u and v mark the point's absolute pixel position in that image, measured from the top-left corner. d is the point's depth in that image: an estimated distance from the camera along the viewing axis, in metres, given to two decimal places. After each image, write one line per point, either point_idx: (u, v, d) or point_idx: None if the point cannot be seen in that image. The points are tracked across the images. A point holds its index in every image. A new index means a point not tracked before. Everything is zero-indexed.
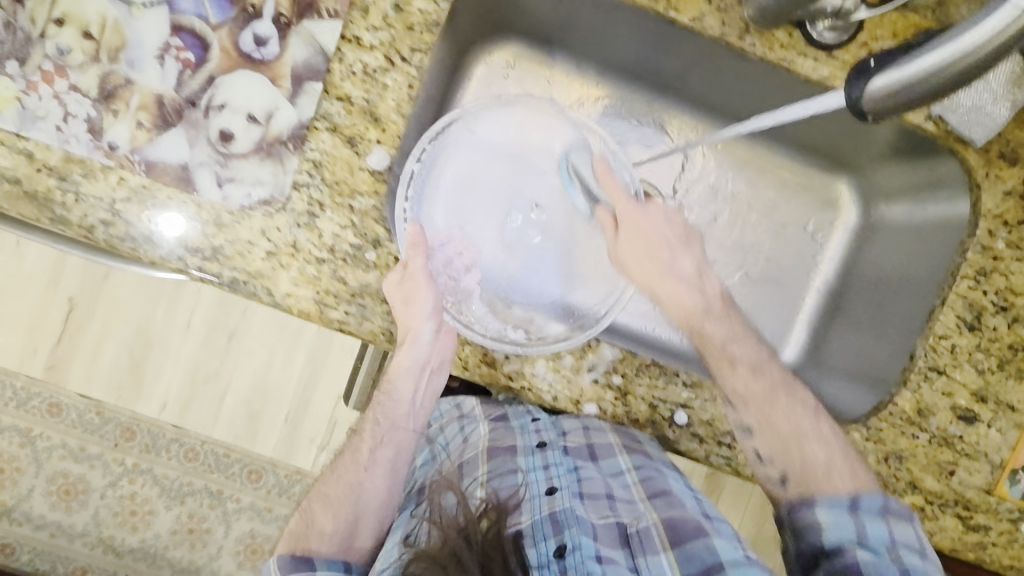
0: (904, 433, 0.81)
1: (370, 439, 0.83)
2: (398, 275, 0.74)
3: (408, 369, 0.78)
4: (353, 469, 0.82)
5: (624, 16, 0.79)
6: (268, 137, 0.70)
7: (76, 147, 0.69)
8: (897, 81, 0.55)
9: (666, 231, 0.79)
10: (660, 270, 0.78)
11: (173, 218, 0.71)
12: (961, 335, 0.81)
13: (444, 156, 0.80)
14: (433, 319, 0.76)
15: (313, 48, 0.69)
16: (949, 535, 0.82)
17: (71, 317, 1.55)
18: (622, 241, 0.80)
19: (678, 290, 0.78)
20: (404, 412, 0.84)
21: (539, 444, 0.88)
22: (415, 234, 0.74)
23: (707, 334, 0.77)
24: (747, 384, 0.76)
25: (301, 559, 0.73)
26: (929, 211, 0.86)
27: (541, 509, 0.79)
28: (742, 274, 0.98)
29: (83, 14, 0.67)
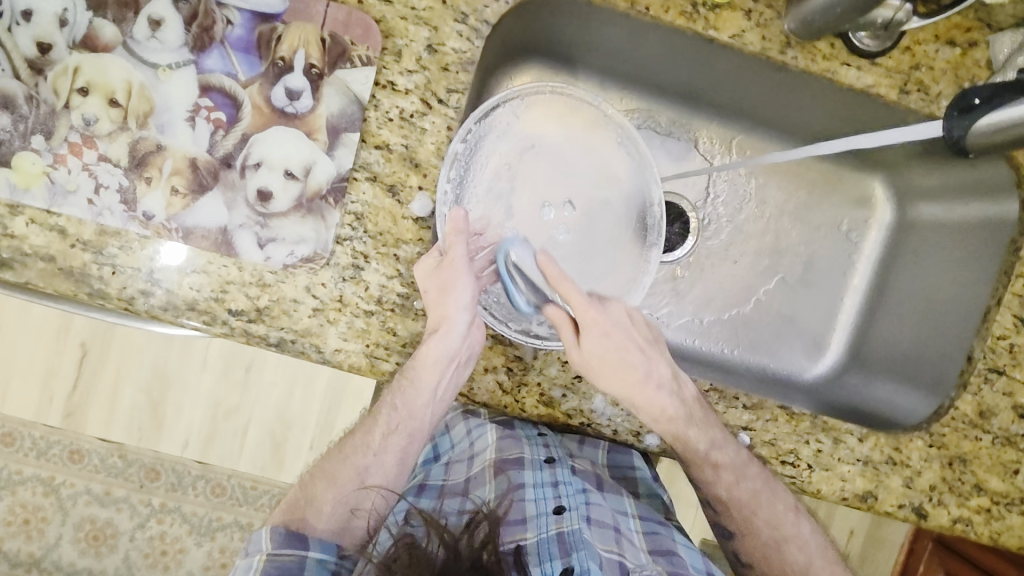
0: (967, 435, 0.81)
1: (383, 425, 0.76)
2: (435, 261, 0.69)
3: (437, 360, 0.69)
4: (361, 451, 0.77)
5: (656, 35, 0.77)
6: (307, 193, 0.68)
7: (109, 220, 0.67)
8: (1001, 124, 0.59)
9: (632, 335, 0.70)
10: (638, 380, 0.69)
11: (173, 247, 0.68)
12: (1019, 334, 0.81)
13: (482, 141, 0.77)
14: (468, 311, 0.70)
15: (347, 97, 0.68)
16: (1016, 533, 0.81)
17: (84, 363, 1.48)
18: (586, 345, 0.67)
19: (647, 385, 0.70)
20: (423, 404, 0.74)
21: (548, 459, 0.84)
22: (457, 219, 0.69)
23: (674, 432, 0.72)
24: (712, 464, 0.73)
25: (294, 535, 0.72)
26: (972, 208, 0.85)
27: (547, 528, 0.75)
28: (781, 278, 0.95)
29: (107, 81, 0.65)
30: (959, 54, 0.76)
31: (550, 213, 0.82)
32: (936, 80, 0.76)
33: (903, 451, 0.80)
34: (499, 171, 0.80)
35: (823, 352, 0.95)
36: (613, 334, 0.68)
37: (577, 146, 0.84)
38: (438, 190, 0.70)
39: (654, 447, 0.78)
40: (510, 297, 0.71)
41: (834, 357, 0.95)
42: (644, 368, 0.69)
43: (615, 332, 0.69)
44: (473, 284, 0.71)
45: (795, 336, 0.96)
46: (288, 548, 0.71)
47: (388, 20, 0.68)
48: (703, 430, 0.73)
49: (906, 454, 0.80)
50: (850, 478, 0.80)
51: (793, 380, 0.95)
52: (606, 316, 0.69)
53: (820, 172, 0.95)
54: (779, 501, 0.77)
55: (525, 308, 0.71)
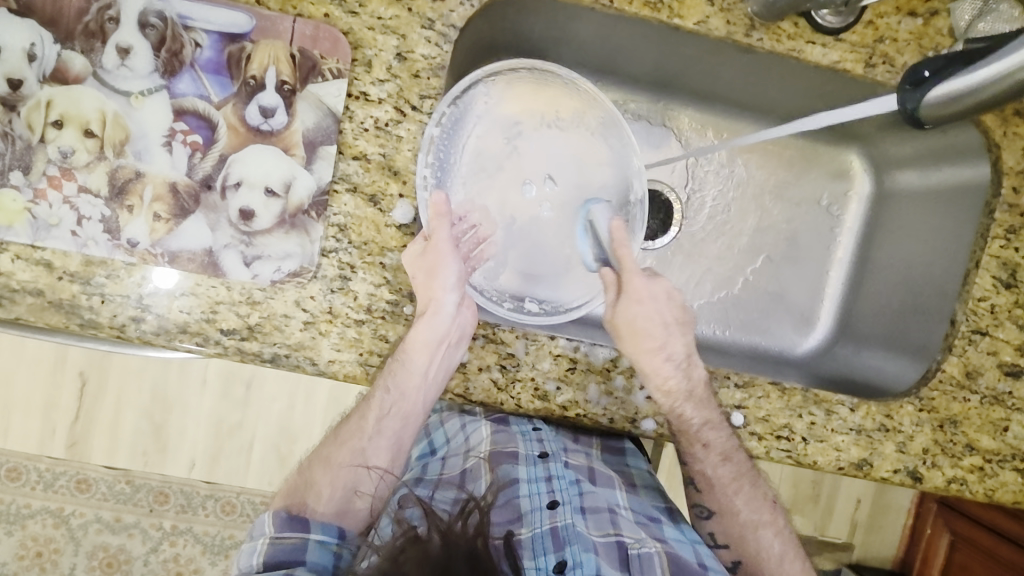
0: (956, 397, 0.82)
1: (378, 408, 0.74)
2: (420, 248, 0.70)
3: (425, 342, 0.69)
4: (357, 435, 0.76)
5: (623, 26, 0.78)
6: (289, 209, 0.69)
7: (95, 250, 0.67)
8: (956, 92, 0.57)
9: (663, 310, 0.76)
10: (659, 345, 0.75)
11: (160, 271, 0.68)
12: (999, 295, 0.82)
13: (461, 118, 0.76)
14: (456, 292, 0.72)
15: (321, 111, 0.68)
16: (1011, 489, 0.83)
17: (84, 393, 1.48)
18: (623, 306, 0.75)
19: (661, 355, 0.75)
20: (415, 386, 0.73)
21: (542, 454, 0.84)
22: (439, 203, 0.70)
23: (684, 418, 0.76)
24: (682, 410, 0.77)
25: (295, 517, 0.71)
26: (946, 174, 0.86)
27: (541, 523, 0.76)
28: (767, 257, 0.97)
29: (81, 112, 0.65)
30: (921, 25, 0.77)
31: (532, 191, 0.82)
32: (902, 51, 0.77)
33: (894, 417, 0.82)
34: (480, 149, 0.79)
35: (812, 327, 0.97)
36: (648, 301, 0.76)
37: (562, 124, 0.82)
38: (417, 180, 0.71)
39: (650, 432, 0.80)
40: (580, 250, 0.81)
41: (823, 331, 0.97)
42: (661, 339, 0.75)
43: (653, 300, 0.76)
44: (458, 266, 0.72)
45: (783, 313, 0.97)
46: (292, 531, 0.70)
47: (356, 31, 0.68)
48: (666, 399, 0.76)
49: (898, 421, 0.82)
50: (844, 448, 0.81)
51: (785, 356, 0.97)
52: (650, 289, 0.76)
53: (795, 149, 0.96)
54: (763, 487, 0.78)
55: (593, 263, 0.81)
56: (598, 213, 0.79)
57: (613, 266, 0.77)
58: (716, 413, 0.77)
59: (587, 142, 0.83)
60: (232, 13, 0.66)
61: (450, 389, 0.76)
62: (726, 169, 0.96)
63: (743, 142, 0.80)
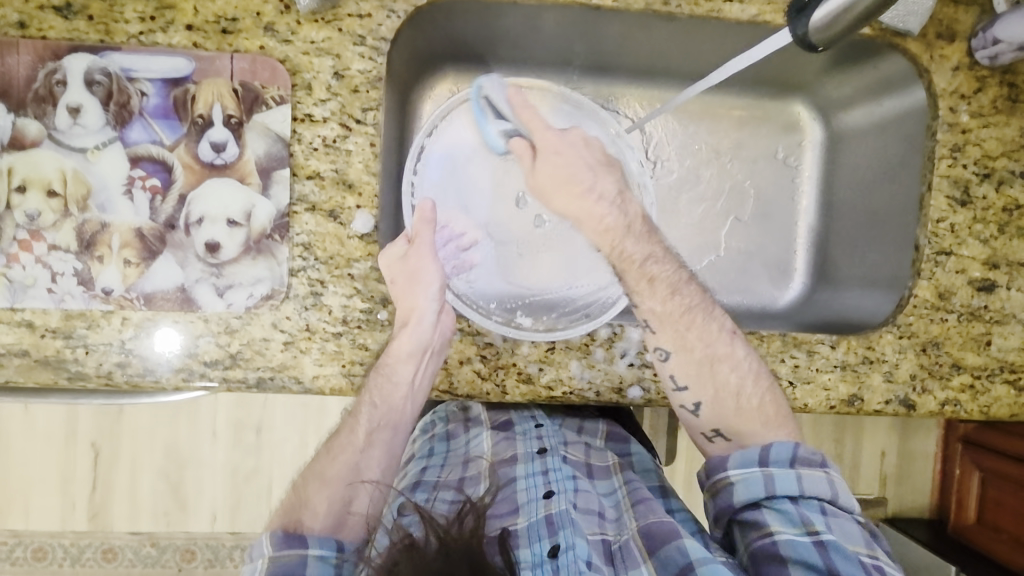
0: (933, 319, 0.83)
1: (368, 422, 0.74)
2: (402, 250, 0.72)
3: (409, 353, 0.71)
4: (348, 450, 0.74)
5: (547, 14, 0.81)
6: (252, 235, 0.71)
7: (72, 303, 0.69)
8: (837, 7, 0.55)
9: (582, 156, 0.76)
10: (580, 190, 0.74)
11: (151, 323, 0.71)
12: (957, 213, 0.83)
13: (439, 139, 0.84)
14: (438, 299, 0.73)
15: (270, 138, 0.71)
16: (1005, 402, 0.84)
17: (98, 462, 1.51)
18: (538, 166, 0.76)
19: (591, 198, 0.74)
20: (402, 397, 0.73)
21: (539, 450, 0.86)
22: (426, 211, 0.74)
23: (626, 254, 0.74)
24: (663, 302, 0.73)
25: (292, 534, 0.68)
26: (888, 106, 0.88)
27: (536, 512, 0.77)
28: (737, 219, 0.99)
29: (42, 175, 0.68)
30: None
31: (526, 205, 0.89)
32: None
33: (876, 348, 0.82)
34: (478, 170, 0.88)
35: (790, 278, 1.00)
36: (566, 152, 0.76)
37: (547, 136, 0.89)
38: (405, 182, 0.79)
39: (639, 400, 0.79)
40: (485, 134, 0.85)
41: (801, 281, 1.00)
42: (589, 179, 0.74)
43: (570, 150, 0.76)
44: (439, 273, 0.74)
45: (760, 269, 0.99)
46: (290, 549, 0.67)
47: (292, 58, 0.71)
48: (648, 285, 0.73)
49: (880, 351, 0.82)
50: (833, 386, 0.82)
51: (768, 310, 0.99)
52: (564, 142, 0.76)
53: (742, 109, 0.99)
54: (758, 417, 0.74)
55: (497, 142, 0.85)
56: (493, 92, 0.82)
57: (526, 137, 0.79)
58: (660, 250, 0.75)
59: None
60: (172, 59, 0.69)
61: (435, 387, 0.76)
62: (679, 136, 0.98)
63: (683, 96, 0.80)
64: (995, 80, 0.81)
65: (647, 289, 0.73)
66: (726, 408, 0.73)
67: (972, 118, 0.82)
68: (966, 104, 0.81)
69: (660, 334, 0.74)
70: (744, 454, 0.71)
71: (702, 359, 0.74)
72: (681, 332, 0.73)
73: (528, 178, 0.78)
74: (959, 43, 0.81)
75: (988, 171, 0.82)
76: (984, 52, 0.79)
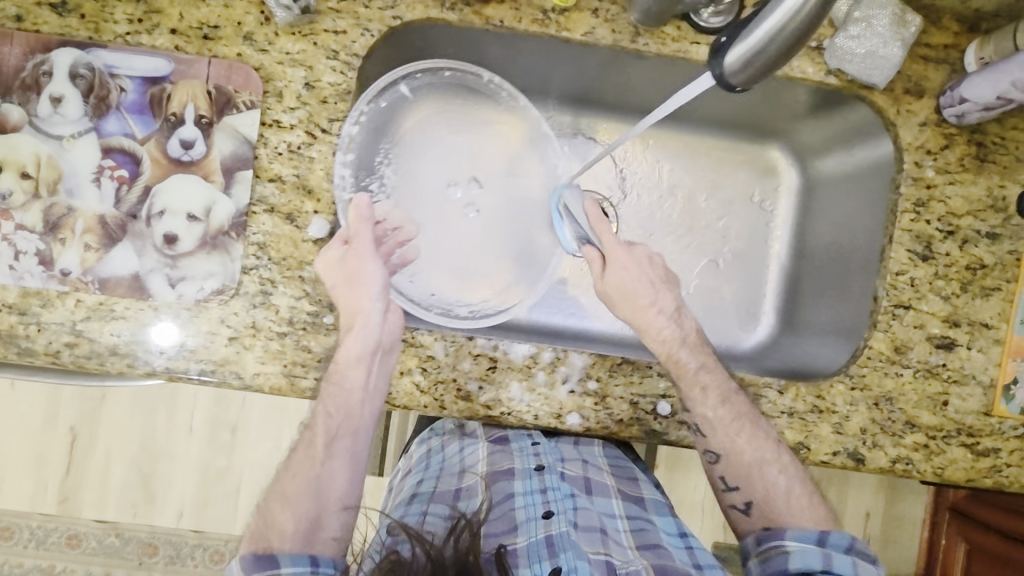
0: (888, 373, 0.81)
1: (325, 432, 0.74)
2: (340, 252, 0.73)
3: (358, 356, 0.72)
4: (309, 465, 0.74)
5: (525, 44, 0.83)
6: (209, 231, 0.73)
7: (31, 281, 0.72)
8: (749, 47, 0.54)
9: (645, 272, 0.79)
10: (644, 304, 0.78)
11: (103, 306, 0.73)
12: (917, 267, 0.82)
13: (377, 124, 0.82)
14: (382, 299, 0.74)
15: (237, 139, 0.74)
16: (961, 466, 0.81)
17: (74, 446, 1.53)
18: (612, 275, 0.78)
19: (652, 311, 0.78)
20: (359, 403, 0.74)
21: (538, 467, 0.86)
22: (359, 207, 0.73)
23: (681, 363, 0.77)
24: (713, 409, 0.77)
25: (262, 558, 0.68)
26: (857, 156, 0.89)
27: (536, 532, 0.77)
28: (711, 261, 0.99)
29: (18, 157, 0.72)
30: None
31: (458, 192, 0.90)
32: None
33: (827, 398, 0.81)
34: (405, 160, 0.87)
35: (757, 321, 0.99)
36: (633, 265, 0.78)
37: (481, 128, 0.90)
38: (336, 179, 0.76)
39: (578, 428, 0.79)
40: (562, 235, 0.87)
41: (768, 324, 0.99)
42: (651, 297, 0.78)
43: (636, 264, 0.79)
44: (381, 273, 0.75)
45: (728, 308, 0.99)
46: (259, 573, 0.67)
47: (266, 66, 0.75)
48: (700, 394, 0.77)
49: (830, 401, 0.81)
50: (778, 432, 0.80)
51: (732, 351, 0.97)
52: (631, 255, 0.79)
53: (720, 150, 1.00)
54: (739, 437, 0.77)
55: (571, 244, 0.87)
56: (572, 200, 0.86)
57: (595, 245, 0.81)
58: (711, 358, 0.79)
59: (493, 138, 0.90)
60: (153, 60, 0.73)
61: None
62: (656, 168, 0.99)
63: (633, 132, 0.73)
64: (964, 138, 0.82)
65: (699, 396, 0.77)
66: (757, 492, 0.77)
67: (937, 174, 0.82)
68: (931, 159, 0.81)
69: (710, 438, 0.78)
70: (804, 530, 0.74)
71: (751, 462, 0.77)
72: (725, 423, 0.77)
73: (596, 284, 0.79)
74: (927, 98, 0.81)
75: (952, 228, 0.82)
76: (950, 110, 0.79)
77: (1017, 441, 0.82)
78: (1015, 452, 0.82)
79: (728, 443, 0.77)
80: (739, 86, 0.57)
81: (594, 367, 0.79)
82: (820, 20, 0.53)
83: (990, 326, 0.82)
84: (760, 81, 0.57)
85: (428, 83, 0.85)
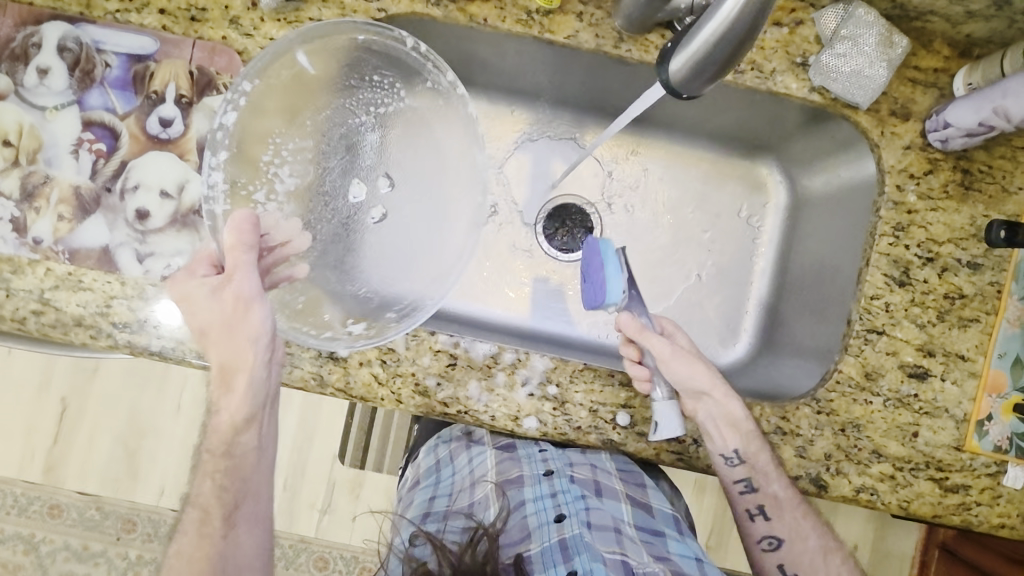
0: (856, 400, 0.79)
1: (225, 505, 0.76)
2: (213, 286, 0.70)
3: (243, 408, 0.75)
4: (208, 543, 0.75)
5: (510, 44, 0.83)
6: (181, 209, 0.74)
7: (3, 247, 0.73)
8: (685, 60, 0.58)
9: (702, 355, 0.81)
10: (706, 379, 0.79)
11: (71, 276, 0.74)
12: (893, 293, 0.80)
13: (261, 109, 0.77)
14: (268, 349, 0.72)
15: (215, 120, 0.75)
16: (927, 501, 0.79)
17: (63, 417, 1.55)
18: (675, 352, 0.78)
19: (715, 389, 0.78)
20: (255, 462, 0.78)
21: (546, 472, 0.86)
22: (238, 231, 0.69)
23: (741, 432, 0.77)
24: (783, 488, 0.78)
25: None
26: (844, 177, 0.87)
27: (549, 536, 0.78)
28: (696, 275, 0.97)
29: (1, 124, 0.73)
30: (787, 33, 0.79)
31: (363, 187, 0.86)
32: (770, 58, 0.79)
33: (791, 420, 0.79)
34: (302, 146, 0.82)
35: (736, 338, 0.97)
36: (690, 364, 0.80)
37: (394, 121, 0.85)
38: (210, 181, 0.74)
39: (534, 432, 0.78)
40: (612, 281, 0.80)
41: (747, 342, 0.97)
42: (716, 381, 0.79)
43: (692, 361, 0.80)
44: (268, 327, 0.71)
45: (706, 324, 0.97)
46: None
47: (249, 51, 0.76)
48: (768, 474, 0.78)
49: (795, 423, 0.79)
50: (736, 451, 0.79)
51: None
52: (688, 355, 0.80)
53: (711, 162, 0.98)
54: (795, 514, 0.80)
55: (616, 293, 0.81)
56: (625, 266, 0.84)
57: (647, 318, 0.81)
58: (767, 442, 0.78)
59: (404, 130, 0.86)
60: (139, 38, 0.74)
61: (330, 383, 0.76)
62: (643, 177, 0.98)
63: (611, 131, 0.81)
64: (948, 164, 0.80)
65: (769, 479, 0.78)
66: (795, 552, 0.82)
67: (919, 199, 0.80)
68: (914, 184, 0.80)
69: (774, 516, 0.80)
70: None
71: (794, 529, 0.81)
72: (784, 505, 0.79)
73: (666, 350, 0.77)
74: (913, 122, 0.80)
75: (932, 255, 0.80)
76: (934, 135, 0.78)
77: (988, 479, 0.79)
78: (985, 491, 0.79)
79: (780, 513, 0.80)
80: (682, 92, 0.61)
81: (555, 372, 0.78)
82: (755, 32, 0.56)
83: (966, 359, 0.80)
84: (703, 89, 0.61)
85: (375, 74, 0.83)
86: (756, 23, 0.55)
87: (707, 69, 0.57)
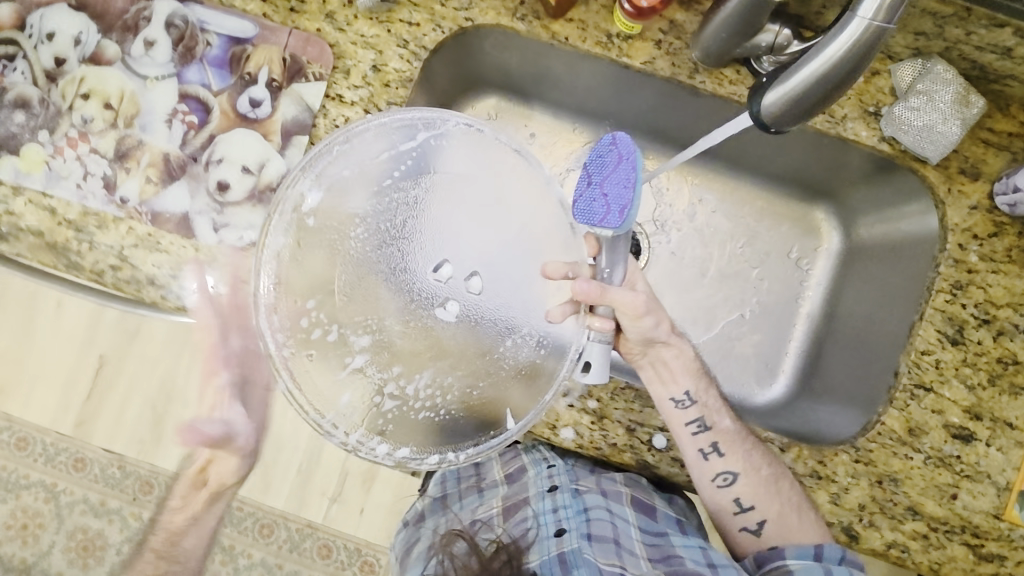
0: (896, 453, 0.78)
1: None
2: None
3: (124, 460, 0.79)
4: None
5: (585, 65, 0.86)
6: (259, 185, 0.78)
7: (92, 202, 0.77)
8: (785, 91, 0.61)
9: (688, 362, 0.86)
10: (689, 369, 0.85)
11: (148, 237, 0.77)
12: (945, 350, 0.79)
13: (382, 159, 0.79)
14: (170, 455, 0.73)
15: (301, 106, 0.79)
16: (960, 566, 0.77)
17: (100, 374, 1.61)
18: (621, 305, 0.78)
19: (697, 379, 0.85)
20: None
21: (550, 487, 0.89)
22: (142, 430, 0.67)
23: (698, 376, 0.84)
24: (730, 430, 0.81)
25: None
26: (904, 231, 0.86)
27: (549, 550, 0.84)
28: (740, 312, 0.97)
29: (105, 88, 0.78)
30: (862, 82, 0.81)
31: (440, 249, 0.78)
32: (842, 104, 0.81)
33: (828, 465, 0.79)
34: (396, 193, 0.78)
35: (773, 379, 0.96)
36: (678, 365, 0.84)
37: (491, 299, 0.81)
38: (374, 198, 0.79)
39: (569, 443, 0.79)
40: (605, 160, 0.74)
41: (785, 384, 0.95)
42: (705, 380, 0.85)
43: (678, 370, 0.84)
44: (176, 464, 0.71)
45: (746, 360, 0.96)
46: None
47: (340, 45, 0.80)
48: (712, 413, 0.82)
49: (831, 469, 0.78)
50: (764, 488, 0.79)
51: (743, 405, 0.95)
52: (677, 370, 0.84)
53: (767, 201, 0.98)
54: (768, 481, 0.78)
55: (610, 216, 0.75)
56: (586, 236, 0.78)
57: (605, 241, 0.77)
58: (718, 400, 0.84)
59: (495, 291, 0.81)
60: (240, 22, 0.79)
61: None
62: (697, 207, 0.99)
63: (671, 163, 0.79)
64: (1014, 229, 0.80)
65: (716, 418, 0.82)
66: (769, 509, 0.79)
67: (981, 260, 0.80)
68: (977, 245, 0.80)
69: (727, 458, 0.81)
70: (801, 546, 0.77)
71: (766, 481, 0.79)
72: (732, 439, 0.81)
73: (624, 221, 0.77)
74: (982, 182, 0.80)
75: (988, 317, 0.80)
76: (1003, 197, 0.78)
77: None
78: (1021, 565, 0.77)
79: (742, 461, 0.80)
80: (772, 125, 0.64)
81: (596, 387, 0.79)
82: (852, 76, 0.60)
83: (1014, 427, 0.78)
84: (789, 126, 0.64)
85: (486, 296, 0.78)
86: (856, 66, 0.59)
87: (803, 104, 0.61)
